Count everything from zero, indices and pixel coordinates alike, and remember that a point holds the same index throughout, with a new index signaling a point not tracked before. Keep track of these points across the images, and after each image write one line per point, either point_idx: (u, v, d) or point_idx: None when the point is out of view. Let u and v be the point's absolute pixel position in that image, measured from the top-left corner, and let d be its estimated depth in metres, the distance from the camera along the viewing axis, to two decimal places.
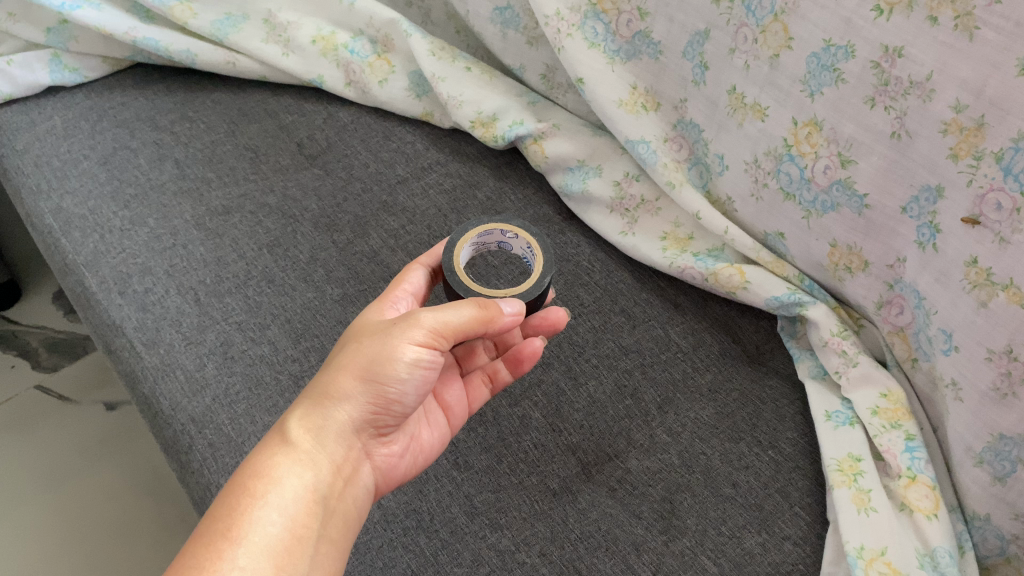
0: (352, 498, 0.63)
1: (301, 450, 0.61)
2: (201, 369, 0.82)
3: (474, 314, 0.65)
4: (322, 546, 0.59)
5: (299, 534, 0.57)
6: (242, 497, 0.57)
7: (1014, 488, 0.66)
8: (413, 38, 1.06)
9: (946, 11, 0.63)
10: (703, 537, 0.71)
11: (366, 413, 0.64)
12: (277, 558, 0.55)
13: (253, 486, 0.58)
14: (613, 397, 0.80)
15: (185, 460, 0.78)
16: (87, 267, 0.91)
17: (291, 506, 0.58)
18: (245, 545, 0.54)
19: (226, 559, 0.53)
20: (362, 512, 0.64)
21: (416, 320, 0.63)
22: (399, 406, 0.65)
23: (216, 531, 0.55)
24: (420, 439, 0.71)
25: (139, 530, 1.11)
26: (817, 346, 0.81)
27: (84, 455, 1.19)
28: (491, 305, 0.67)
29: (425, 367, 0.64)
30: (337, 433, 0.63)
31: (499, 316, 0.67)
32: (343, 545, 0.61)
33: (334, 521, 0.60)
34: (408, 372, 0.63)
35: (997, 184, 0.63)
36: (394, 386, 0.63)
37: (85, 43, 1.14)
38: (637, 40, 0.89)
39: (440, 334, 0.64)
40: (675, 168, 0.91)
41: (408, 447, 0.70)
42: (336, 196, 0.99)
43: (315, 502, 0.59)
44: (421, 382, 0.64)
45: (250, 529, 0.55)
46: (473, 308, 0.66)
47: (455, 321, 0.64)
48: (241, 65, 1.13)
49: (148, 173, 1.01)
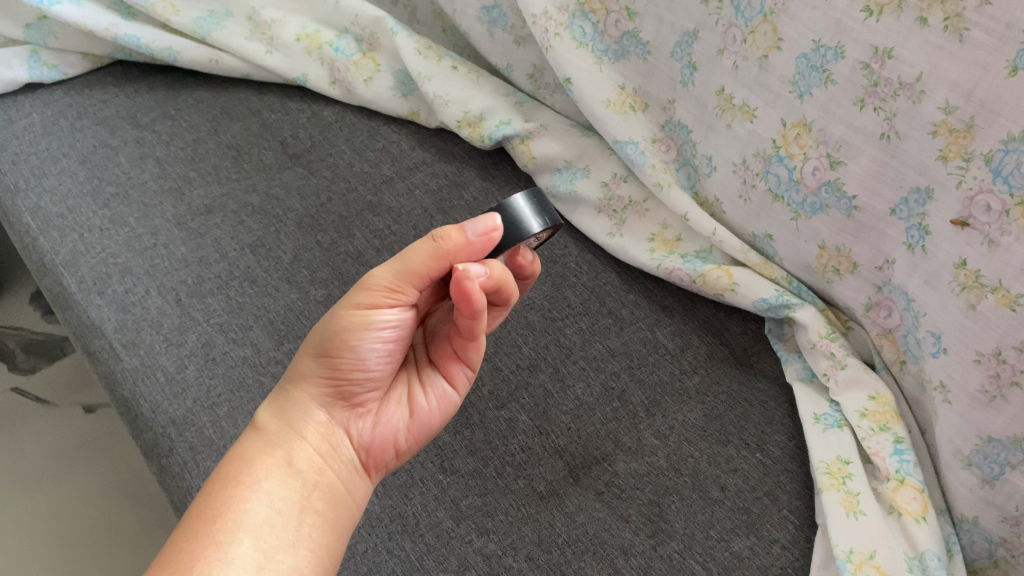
0: (336, 472, 0.62)
1: (274, 435, 0.61)
2: (182, 371, 0.80)
3: (433, 254, 0.59)
4: (306, 518, 0.58)
5: (279, 508, 0.57)
6: (214, 480, 0.57)
7: (1003, 492, 0.66)
8: (400, 36, 1.05)
9: (936, 11, 0.63)
10: (691, 541, 0.70)
11: (330, 386, 0.62)
12: (256, 534, 0.54)
13: (226, 470, 0.58)
14: (600, 399, 0.79)
15: (165, 464, 0.76)
16: (66, 267, 0.89)
17: (268, 483, 0.57)
18: (221, 523, 0.54)
19: (201, 538, 0.53)
20: (351, 486, 0.63)
21: (370, 279, 0.60)
22: (365, 375, 0.63)
23: (193, 514, 0.55)
24: (412, 408, 0.68)
25: (116, 534, 1.09)
26: (806, 348, 0.80)
27: (61, 459, 1.16)
28: (450, 236, 0.58)
29: (378, 327, 0.61)
30: (305, 411, 0.62)
31: (460, 244, 0.58)
32: (330, 518, 0.60)
33: (318, 494, 0.59)
34: (365, 331, 0.60)
35: (987, 185, 0.63)
36: (350, 355, 0.61)
37: (65, 40, 1.12)
38: (626, 40, 0.89)
39: (400, 283, 0.60)
40: (664, 169, 0.90)
41: (400, 417, 0.67)
42: (320, 196, 0.97)
43: (294, 478, 0.59)
44: (376, 343, 0.61)
45: (225, 508, 0.55)
46: (426, 246, 0.59)
47: (417, 274, 0.59)
48: (224, 63, 1.11)
49: (129, 172, 0.99)
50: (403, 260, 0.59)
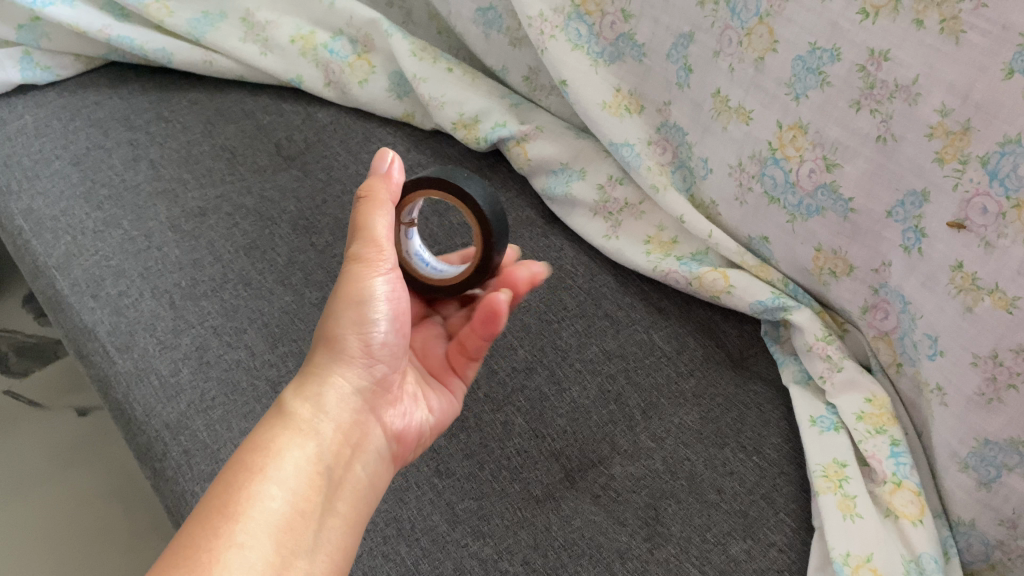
0: (364, 465, 0.62)
1: (302, 421, 0.59)
2: (175, 374, 0.80)
3: (383, 207, 0.65)
4: (329, 520, 0.57)
5: (302, 509, 0.55)
6: (239, 472, 0.54)
7: (1000, 494, 0.66)
8: (394, 38, 1.05)
9: (932, 14, 0.63)
10: (688, 545, 0.70)
11: (361, 369, 0.63)
12: (277, 534, 0.52)
13: (251, 461, 0.55)
14: (596, 402, 0.79)
15: (158, 468, 0.75)
16: (59, 269, 0.88)
17: (294, 479, 0.55)
18: (244, 522, 0.51)
19: (223, 537, 0.50)
20: (376, 479, 0.63)
21: (362, 253, 0.63)
22: (389, 356, 0.65)
23: (215, 509, 0.51)
24: (427, 403, 0.70)
25: (109, 537, 1.08)
26: (802, 351, 0.80)
27: (53, 463, 1.15)
28: (373, 186, 0.66)
29: (390, 300, 0.64)
30: (338, 397, 0.61)
31: (386, 188, 0.67)
32: (353, 517, 0.59)
33: (340, 494, 0.58)
34: (380, 306, 0.64)
35: (983, 188, 0.63)
36: (373, 331, 0.63)
37: (57, 41, 1.11)
38: (621, 42, 0.89)
39: (382, 248, 0.64)
40: (660, 171, 0.89)
41: (419, 409, 0.69)
42: (315, 198, 0.97)
43: (319, 474, 0.57)
44: (394, 319, 0.65)
45: (249, 505, 0.52)
46: (376, 206, 0.65)
47: (383, 231, 0.64)
48: (218, 65, 1.11)
49: (122, 174, 0.98)
50: (363, 221, 0.64)
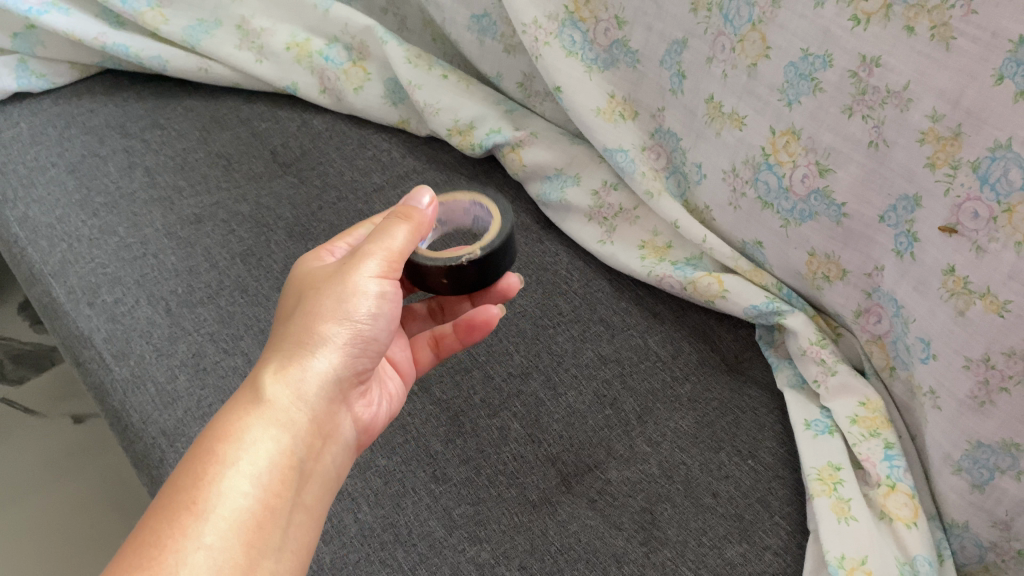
0: (332, 457, 0.62)
1: (276, 410, 0.58)
2: (172, 381, 0.80)
3: (410, 230, 0.67)
4: (296, 514, 0.57)
5: (271, 506, 0.55)
6: (209, 464, 0.53)
7: (993, 496, 0.67)
8: (390, 45, 1.05)
9: (923, 20, 0.64)
10: (683, 548, 0.70)
11: (347, 361, 0.63)
12: (246, 532, 0.52)
13: (222, 452, 0.54)
14: (592, 407, 0.79)
15: (155, 474, 0.75)
16: (54, 276, 0.88)
17: (266, 475, 0.55)
18: (211, 520, 0.51)
19: (190, 536, 0.50)
20: (341, 470, 0.64)
21: (368, 254, 0.64)
22: (374, 352, 0.66)
23: (183, 505, 0.51)
24: (389, 391, 0.73)
25: (105, 546, 1.07)
26: (796, 354, 0.81)
27: (50, 469, 1.15)
28: (412, 212, 0.68)
29: (380, 300, 0.64)
30: (318, 388, 0.61)
31: (422, 218, 0.69)
32: (318, 511, 0.59)
33: (308, 488, 0.59)
34: (366, 304, 0.63)
35: (974, 193, 0.64)
36: (362, 326, 0.63)
37: (52, 49, 1.12)
38: (615, 49, 0.90)
39: (394, 262, 0.66)
40: (653, 176, 0.90)
41: (383, 400, 0.72)
42: (311, 205, 0.97)
43: (291, 469, 0.57)
44: (384, 316, 0.65)
45: (218, 502, 0.52)
46: (403, 224, 0.67)
47: (398, 243, 0.66)
48: (214, 72, 1.11)
49: (117, 181, 0.98)
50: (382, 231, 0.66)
